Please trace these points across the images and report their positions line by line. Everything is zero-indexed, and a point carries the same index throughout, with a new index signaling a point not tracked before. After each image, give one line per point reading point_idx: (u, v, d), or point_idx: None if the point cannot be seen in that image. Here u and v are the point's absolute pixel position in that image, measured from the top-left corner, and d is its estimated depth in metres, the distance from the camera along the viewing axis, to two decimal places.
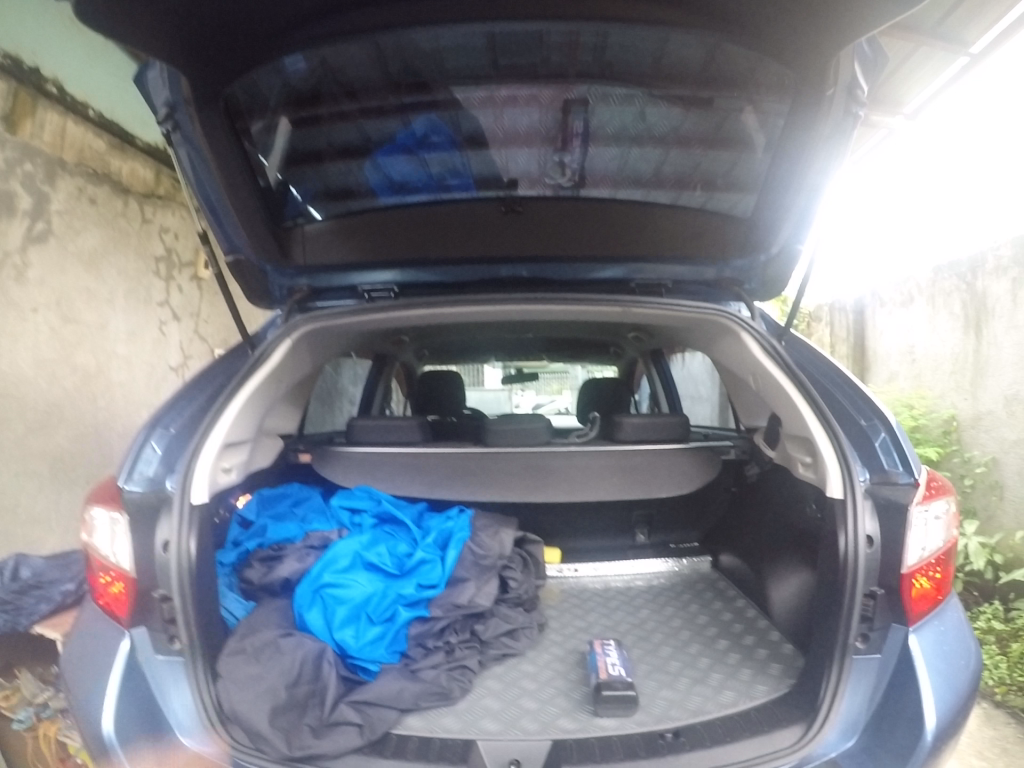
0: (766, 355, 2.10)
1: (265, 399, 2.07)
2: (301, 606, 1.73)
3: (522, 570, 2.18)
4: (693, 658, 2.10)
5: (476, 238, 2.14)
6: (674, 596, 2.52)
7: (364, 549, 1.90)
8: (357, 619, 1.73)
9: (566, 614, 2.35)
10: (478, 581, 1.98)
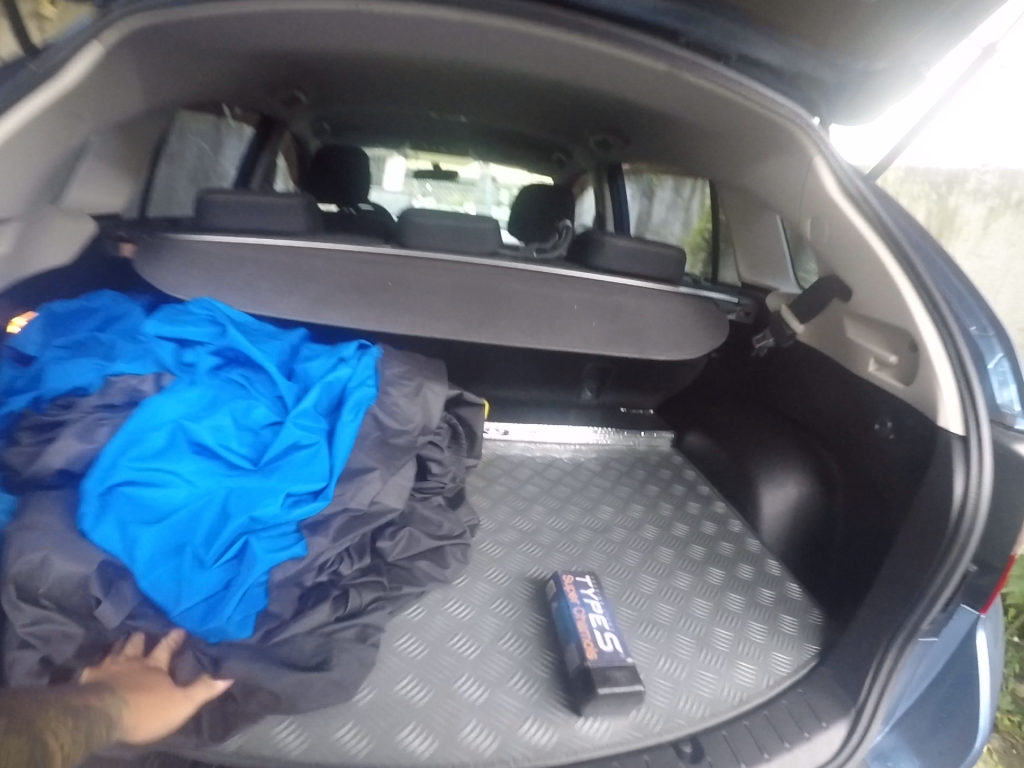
0: (843, 198, 1.28)
1: (32, 147, 1.15)
2: (83, 521, 0.94)
3: (449, 447, 1.38)
4: (698, 570, 1.39)
5: None
6: (627, 477, 1.69)
7: (198, 415, 1.09)
8: (168, 558, 0.96)
9: (497, 482, 1.57)
10: (384, 471, 1.20)
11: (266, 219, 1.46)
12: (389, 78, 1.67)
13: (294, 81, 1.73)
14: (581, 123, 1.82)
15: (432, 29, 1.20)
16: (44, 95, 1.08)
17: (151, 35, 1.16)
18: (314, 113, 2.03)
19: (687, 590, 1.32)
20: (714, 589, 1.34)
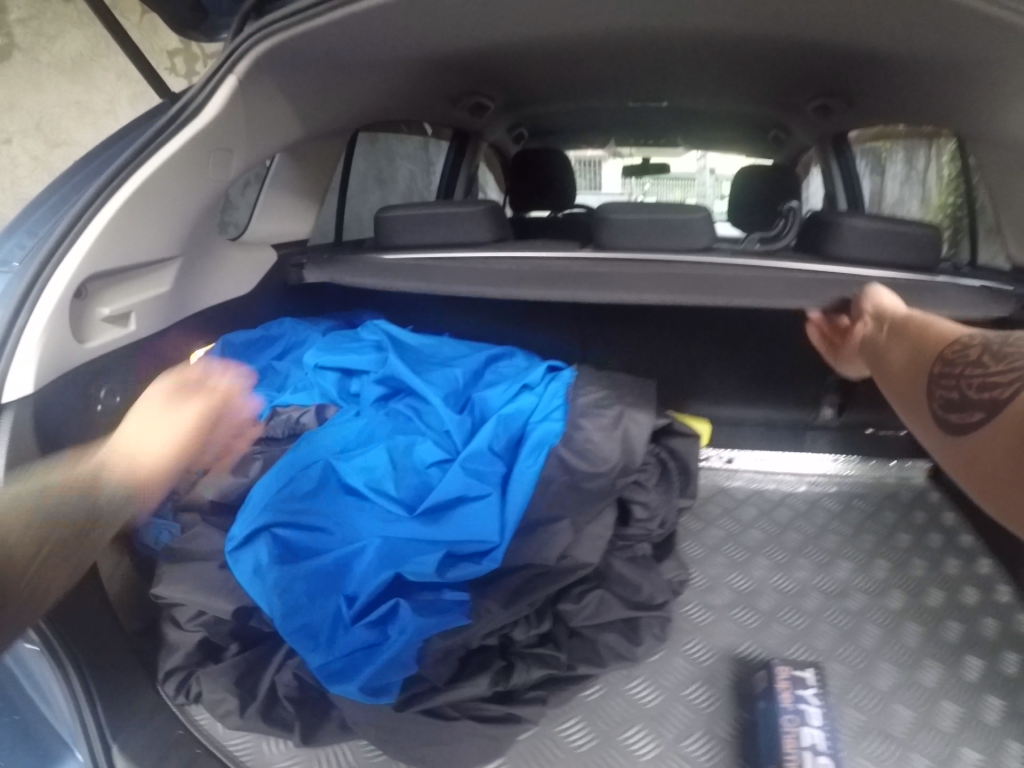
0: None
1: (185, 184, 1.06)
2: (229, 540, 0.81)
3: (660, 485, 1.04)
4: (990, 653, 0.96)
5: None
6: (935, 567, 1.11)
7: (354, 451, 0.92)
8: (319, 610, 0.78)
9: (715, 524, 1.18)
10: (578, 519, 0.91)
11: (437, 231, 1.19)
12: (586, 67, 1.43)
13: (479, 85, 1.55)
14: (808, 91, 1.51)
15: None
16: (188, 132, 1.00)
17: (292, 50, 1.04)
18: (508, 117, 1.79)
19: (984, 687, 0.91)
20: (1014, 679, 0.91)
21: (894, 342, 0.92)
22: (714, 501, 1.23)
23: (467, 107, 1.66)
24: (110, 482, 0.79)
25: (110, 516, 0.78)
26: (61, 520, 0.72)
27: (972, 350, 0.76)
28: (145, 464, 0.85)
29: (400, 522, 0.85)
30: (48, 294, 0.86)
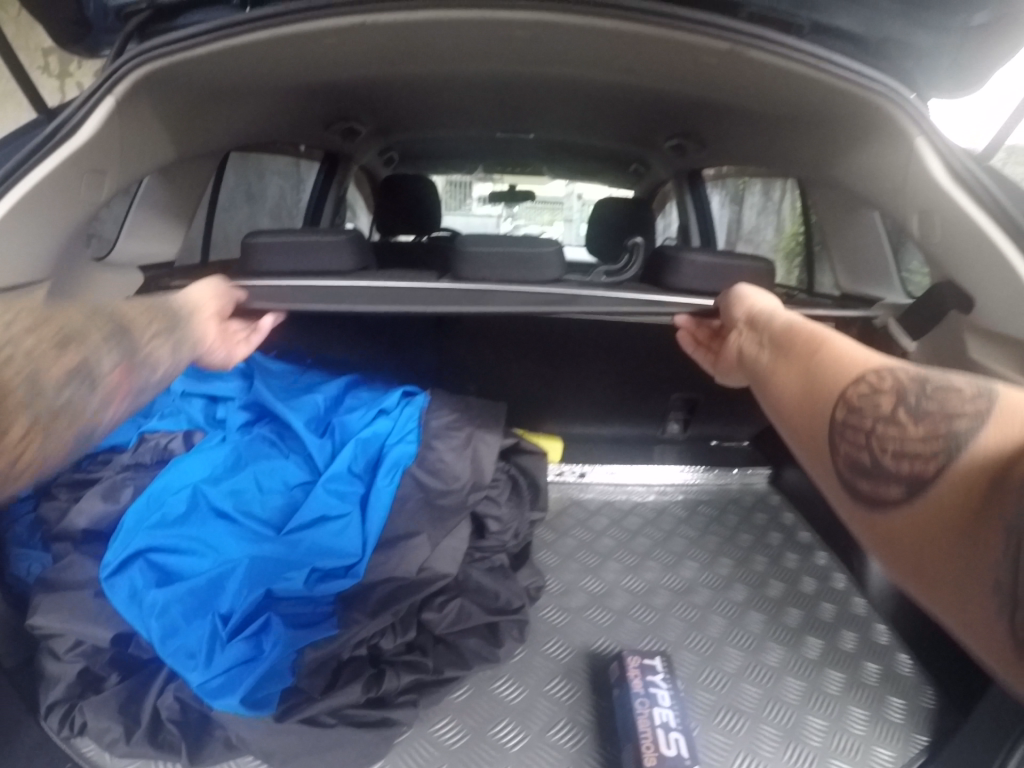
0: (955, 185, 1.07)
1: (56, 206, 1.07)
2: (103, 567, 0.81)
3: (511, 501, 1.12)
4: (827, 633, 1.09)
5: None
6: (768, 562, 1.24)
7: (220, 476, 0.95)
8: (196, 629, 0.79)
9: (569, 534, 1.26)
10: (433, 534, 0.96)
11: (305, 259, 1.15)
12: (453, 101, 1.49)
13: (351, 111, 1.58)
14: (658, 131, 1.65)
15: (452, 43, 1.03)
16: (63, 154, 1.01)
17: (171, 75, 1.07)
18: (380, 142, 1.83)
19: (821, 663, 1.03)
20: (832, 656, 1.04)
21: (749, 341, 0.94)
22: (570, 514, 1.32)
23: (338, 131, 1.68)
24: (178, 311, 0.94)
25: (184, 329, 0.93)
26: (150, 315, 0.88)
27: (880, 403, 0.64)
28: (204, 310, 0.98)
29: (268, 542, 0.89)
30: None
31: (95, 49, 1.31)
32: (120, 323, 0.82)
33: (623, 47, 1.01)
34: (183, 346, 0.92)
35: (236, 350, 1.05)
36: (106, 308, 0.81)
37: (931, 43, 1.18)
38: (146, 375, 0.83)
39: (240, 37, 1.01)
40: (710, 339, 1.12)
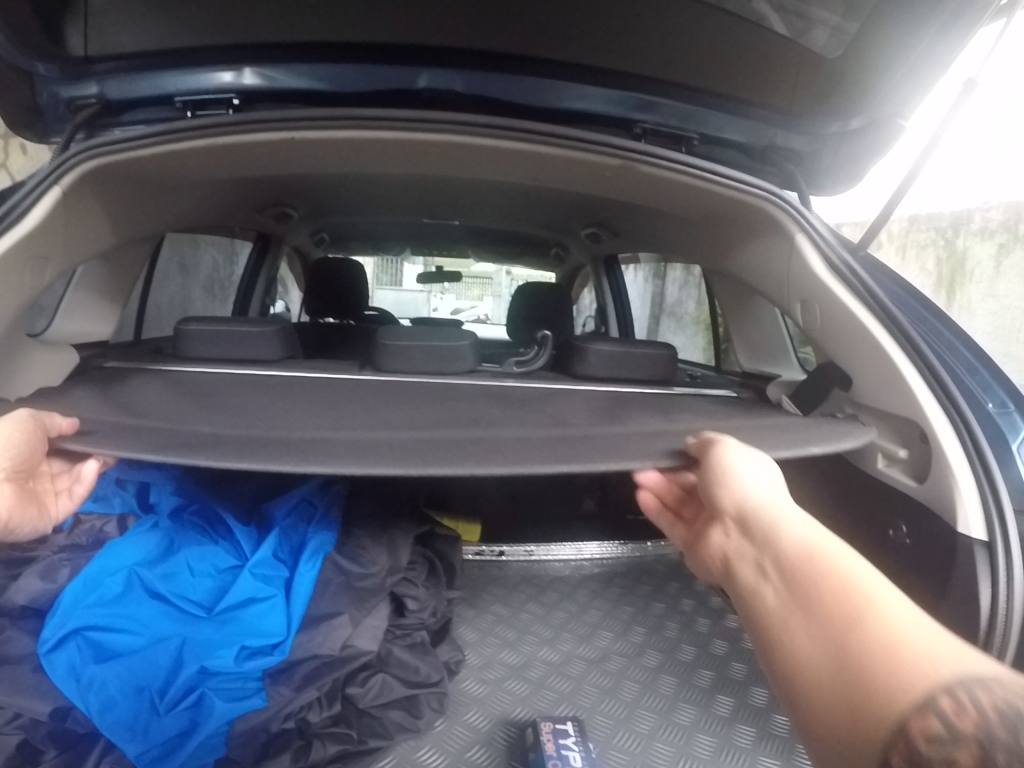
0: (833, 275, 1.18)
1: (4, 285, 1.10)
2: (42, 643, 0.85)
3: (429, 579, 1.19)
4: (737, 690, 1.16)
5: (381, 10, 1.11)
6: (677, 626, 1.32)
7: (154, 561, 0.99)
8: (132, 705, 0.84)
9: (489, 610, 1.33)
10: (354, 614, 1.01)
11: (236, 348, 1.21)
12: (383, 193, 1.58)
13: (285, 199, 1.66)
14: (569, 222, 1.79)
15: (379, 157, 1.13)
16: (11, 235, 1.05)
17: (115, 169, 1.14)
18: (311, 224, 1.90)
19: (731, 718, 1.10)
20: (738, 713, 1.11)
21: (743, 554, 0.82)
22: (491, 589, 1.39)
23: (271, 215, 1.74)
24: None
25: None
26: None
27: (954, 754, 0.49)
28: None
29: (198, 623, 0.93)
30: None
31: (43, 138, 1.34)
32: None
33: (534, 165, 1.14)
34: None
35: (48, 507, 0.97)
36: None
37: (807, 147, 1.32)
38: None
39: (186, 140, 1.07)
40: (679, 504, 1.06)
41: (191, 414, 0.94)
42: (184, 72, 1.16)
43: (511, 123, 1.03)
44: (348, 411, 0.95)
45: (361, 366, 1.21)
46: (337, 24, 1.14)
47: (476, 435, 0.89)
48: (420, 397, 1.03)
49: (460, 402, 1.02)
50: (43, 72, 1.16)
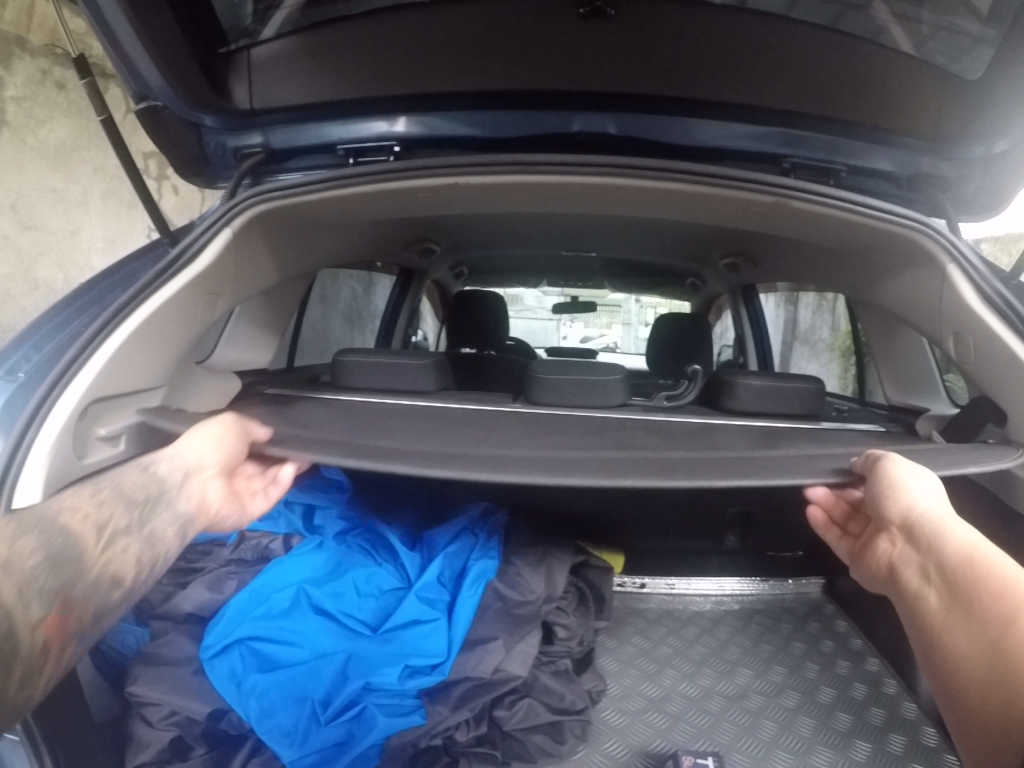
0: (988, 309, 1.13)
1: (181, 320, 1.17)
2: (206, 649, 0.92)
3: (575, 609, 1.20)
4: (876, 736, 1.12)
5: (531, 57, 1.16)
6: (817, 668, 1.29)
7: (321, 580, 1.04)
8: (291, 712, 0.88)
9: (629, 641, 1.34)
10: (507, 640, 1.03)
11: (392, 379, 1.27)
12: (524, 229, 1.63)
13: (431, 235, 1.73)
14: (705, 251, 1.79)
15: (533, 199, 1.18)
16: (183, 276, 1.10)
17: (282, 214, 1.19)
18: (450, 258, 1.98)
19: (867, 764, 1.06)
20: (882, 759, 1.08)
21: (909, 562, 0.87)
22: (631, 621, 1.40)
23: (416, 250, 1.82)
24: (162, 483, 0.90)
25: (166, 506, 0.88)
26: (120, 510, 0.80)
27: None
28: (199, 471, 0.95)
29: (361, 640, 0.97)
30: (54, 418, 0.96)
31: (210, 183, 1.40)
32: (64, 539, 0.72)
33: (679, 202, 1.15)
34: (156, 536, 0.84)
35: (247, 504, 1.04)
36: (50, 519, 0.73)
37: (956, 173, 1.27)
38: (106, 593, 0.74)
39: (352, 186, 1.12)
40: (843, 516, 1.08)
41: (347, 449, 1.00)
42: (347, 122, 1.23)
43: (659, 163, 1.05)
44: (509, 441, 0.98)
45: (515, 397, 1.25)
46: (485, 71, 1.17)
47: (656, 460, 0.89)
48: (579, 428, 1.05)
49: (620, 434, 1.03)
50: (209, 124, 1.23)
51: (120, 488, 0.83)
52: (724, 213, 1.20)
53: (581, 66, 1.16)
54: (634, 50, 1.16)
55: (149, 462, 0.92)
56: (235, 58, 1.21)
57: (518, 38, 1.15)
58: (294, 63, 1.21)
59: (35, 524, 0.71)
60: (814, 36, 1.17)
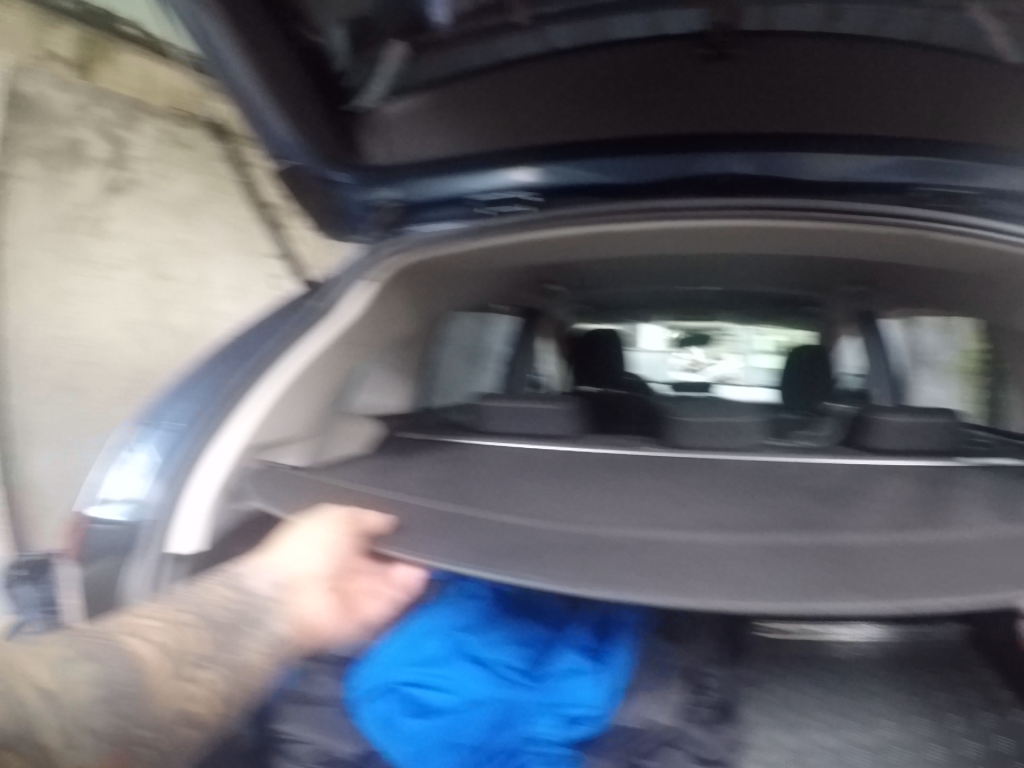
0: None
1: (332, 371, 1.24)
2: (360, 691, 0.94)
3: (719, 657, 1.17)
4: None
5: (660, 105, 1.17)
6: (976, 725, 1.21)
7: (477, 635, 1.04)
8: (445, 760, 0.87)
9: (769, 691, 1.30)
10: (655, 690, 1.02)
11: (529, 423, 1.28)
12: (645, 269, 1.63)
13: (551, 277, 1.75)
14: (828, 280, 1.74)
15: (675, 241, 1.20)
16: (327, 328, 1.17)
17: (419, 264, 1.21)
18: (569, 297, 1.98)
19: None
20: None
21: None
22: (770, 669, 1.35)
23: (538, 292, 1.84)
24: (256, 600, 0.91)
25: (260, 627, 0.89)
26: (196, 637, 0.81)
27: None
28: (301, 584, 0.96)
29: (516, 689, 0.96)
30: (207, 472, 1.02)
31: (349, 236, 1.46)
32: (128, 670, 0.74)
33: (824, 229, 1.12)
34: (244, 664, 0.85)
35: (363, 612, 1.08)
36: (115, 647, 0.75)
37: None
38: (171, 731, 0.75)
39: (490, 235, 1.13)
40: None
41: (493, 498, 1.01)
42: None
43: (799, 198, 1.08)
44: (664, 511, 0.92)
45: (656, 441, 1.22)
46: (618, 122, 1.20)
47: (813, 531, 0.84)
48: (734, 493, 0.99)
49: (779, 499, 0.96)
50: (342, 183, 1.15)
51: (202, 612, 0.85)
52: (863, 243, 1.16)
53: (715, 108, 1.15)
54: (764, 89, 1.14)
55: (241, 577, 0.94)
56: (366, 115, 1.25)
57: (646, 87, 1.19)
58: (431, 117, 1.26)
59: (94, 651, 0.73)
60: (950, 63, 1.15)
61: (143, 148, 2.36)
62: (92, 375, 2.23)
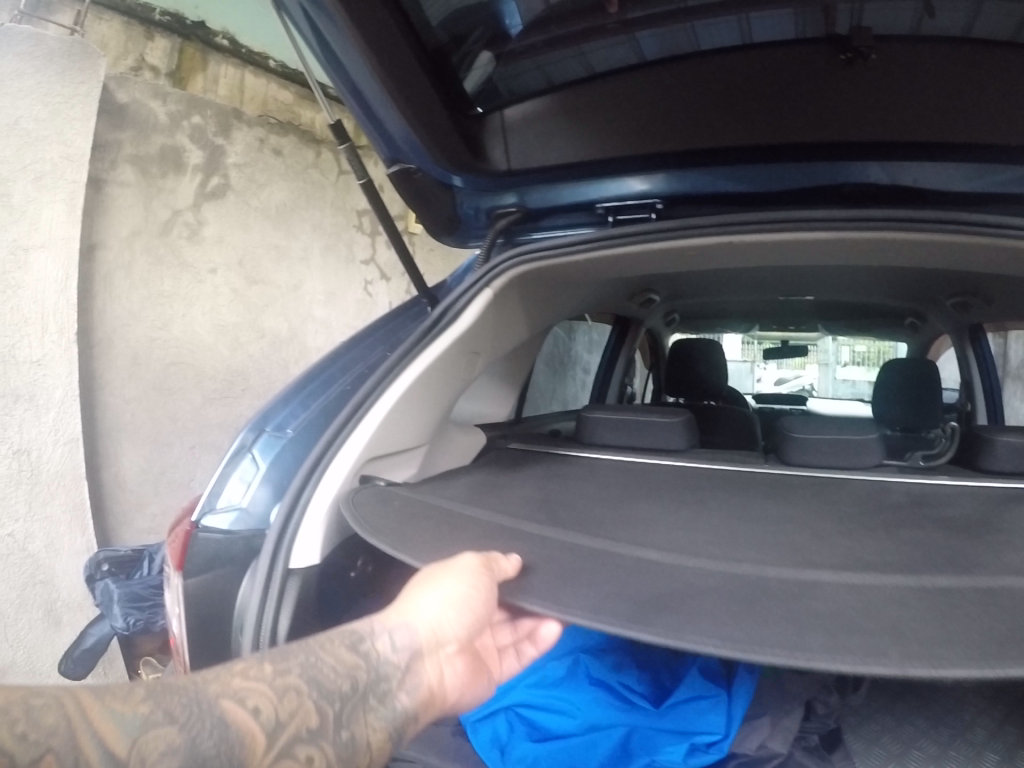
0: None
1: (446, 379, 1.22)
2: (477, 710, 0.98)
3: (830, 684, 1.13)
4: None
5: (789, 113, 1.13)
6: None
7: (603, 663, 1.02)
8: None
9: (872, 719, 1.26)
10: (773, 717, 0.99)
11: (641, 435, 1.31)
12: (746, 280, 1.61)
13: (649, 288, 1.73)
14: (931, 293, 1.69)
15: (811, 254, 1.17)
16: (445, 338, 1.15)
17: (536, 273, 1.19)
18: (665, 307, 1.97)
19: None
20: None
21: None
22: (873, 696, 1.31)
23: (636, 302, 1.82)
24: (376, 669, 0.73)
25: (380, 700, 0.71)
26: (306, 711, 0.64)
27: None
28: (432, 646, 0.79)
29: (639, 713, 0.94)
30: (329, 475, 1.04)
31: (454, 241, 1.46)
32: (224, 742, 0.57)
33: (956, 250, 1.07)
34: (358, 745, 0.67)
35: (493, 669, 0.88)
36: (202, 715, 0.57)
37: None
38: None
39: (616, 248, 1.12)
40: None
41: (617, 520, 0.99)
42: (605, 181, 1.22)
43: (937, 217, 1.01)
44: (802, 547, 0.89)
45: (779, 458, 1.26)
46: (743, 130, 1.15)
47: (955, 569, 0.80)
48: (867, 530, 0.95)
49: (918, 537, 0.92)
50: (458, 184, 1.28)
51: (315, 673, 0.66)
52: (996, 261, 1.11)
53: (847, 116, 1.10)
54: (899, 98, 1.09)
55: (364, 637, 0.75)
56: (488, 120, 1.27)
57: (776, 90, 1.13)
58: (547, 122, 1.23)
59: (181, 713, 0.56)
60: None
61: (237, 153, 2.35)
62: (191, 377, 2.22)
